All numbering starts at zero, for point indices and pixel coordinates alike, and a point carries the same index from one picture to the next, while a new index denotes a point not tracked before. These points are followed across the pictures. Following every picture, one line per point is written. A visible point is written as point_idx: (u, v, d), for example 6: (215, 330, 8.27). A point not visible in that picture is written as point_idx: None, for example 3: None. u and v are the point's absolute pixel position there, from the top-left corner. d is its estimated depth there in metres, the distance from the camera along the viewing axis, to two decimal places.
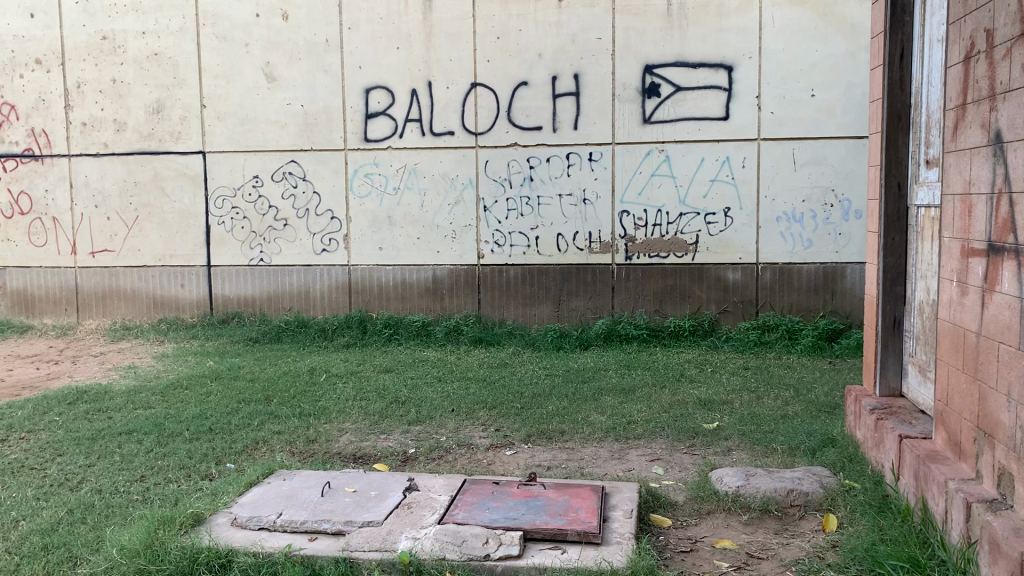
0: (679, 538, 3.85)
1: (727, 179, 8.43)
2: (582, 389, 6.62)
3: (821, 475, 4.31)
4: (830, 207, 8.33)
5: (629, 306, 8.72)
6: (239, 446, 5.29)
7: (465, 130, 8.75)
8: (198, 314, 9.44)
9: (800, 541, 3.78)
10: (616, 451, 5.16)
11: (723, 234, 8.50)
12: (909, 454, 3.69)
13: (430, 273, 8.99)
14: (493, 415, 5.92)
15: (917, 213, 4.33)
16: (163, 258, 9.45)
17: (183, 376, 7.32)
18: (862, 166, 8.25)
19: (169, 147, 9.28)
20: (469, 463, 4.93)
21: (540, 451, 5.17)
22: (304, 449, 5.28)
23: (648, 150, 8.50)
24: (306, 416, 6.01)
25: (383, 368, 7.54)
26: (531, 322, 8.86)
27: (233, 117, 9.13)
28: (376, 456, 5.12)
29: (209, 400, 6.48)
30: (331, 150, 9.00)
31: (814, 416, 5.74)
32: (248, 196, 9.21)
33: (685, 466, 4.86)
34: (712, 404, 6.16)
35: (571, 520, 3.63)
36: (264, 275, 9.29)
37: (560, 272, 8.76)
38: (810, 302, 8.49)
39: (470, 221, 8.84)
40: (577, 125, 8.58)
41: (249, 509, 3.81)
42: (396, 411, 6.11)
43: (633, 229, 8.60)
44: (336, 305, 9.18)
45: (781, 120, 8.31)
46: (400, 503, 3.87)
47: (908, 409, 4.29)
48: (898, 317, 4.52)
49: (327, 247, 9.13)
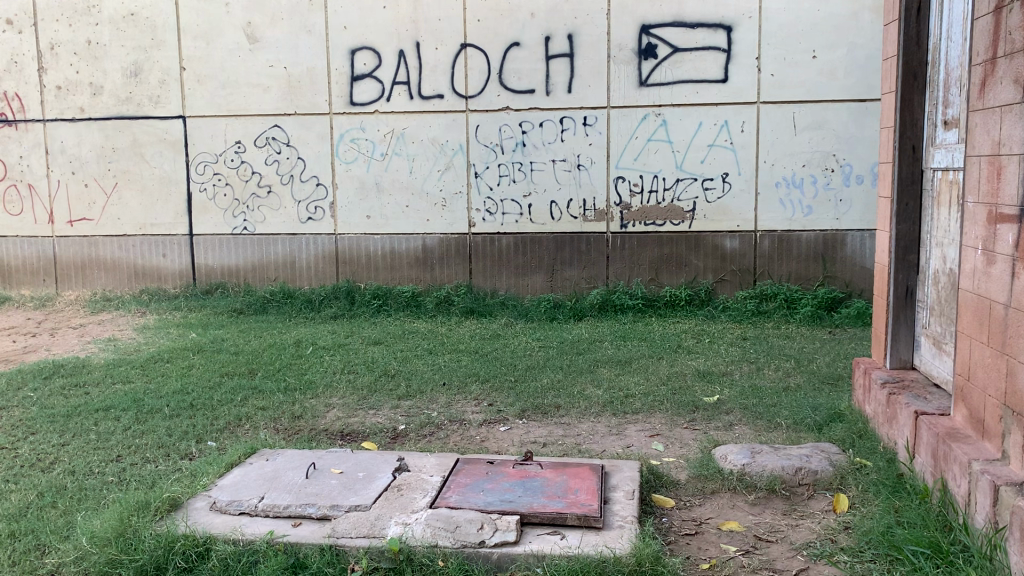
0: (683, 520, 3.66)
1: (725, 143, 8.18)
2: (577, 361, 6.42)
3: (830, 452, 4.12)
4: (830, 172, 8.10)
5: (624, 276, 8.49)
6: (220, 423, 5.07)
7: (455, 93, 8.46)
8: (181, 285, 9.17)
9: (811, 523, 3.60)
10: (613, 426, 4.96)
11: (720, 200, 8.27)
12: (926, 432, 3.50)
13: (419, 242, 8.74)
14: (486, 389, 5.71)
15: (933, 176, 4.11)
16: (144, 227, 9.16)
17: (164, 349, 7.07)
18: (864, 130, 8.01)
19: (148, 111, 8.95)
20: (461, 441, 4.72)
21: (535, 427, 4.97)
22: (290, 426, 5.06)
23: (644, 113, 8.23)
24: (291, 390, 5.79)
25: (371, 340, 7.32)
26: (523, 293, 8.64)
27: (213, 80, 8.80)
28: (364, 433, 4.91)
29: (191, 374, 6.25)
30: (316, 114, 8.70)
31: (817, 389, 5.56)
32: (231, 162, 8.90)
33: (686, 442, 4.67)
34: (711, 376, 5.97)
35: (570, 503, 3.42)
36: (248, 245, 9.02)
37: (553, 240, 8.52)
38: (808, 270, 8.28)
39: (461, 187, 8.57)
40: (570, 88, 8.30)
41: (228, 493, 3.60)
42: (385, 384, 5.91)
43: (628, 196, 8.36)
44: (323, 275, 8.93)
45: (781, 82, 8.05)
46: (389, 485, 3.66)
47: (921, 383, 4.10)
48: (911, 286, 4.32)
49: (313, 215, 8.86)
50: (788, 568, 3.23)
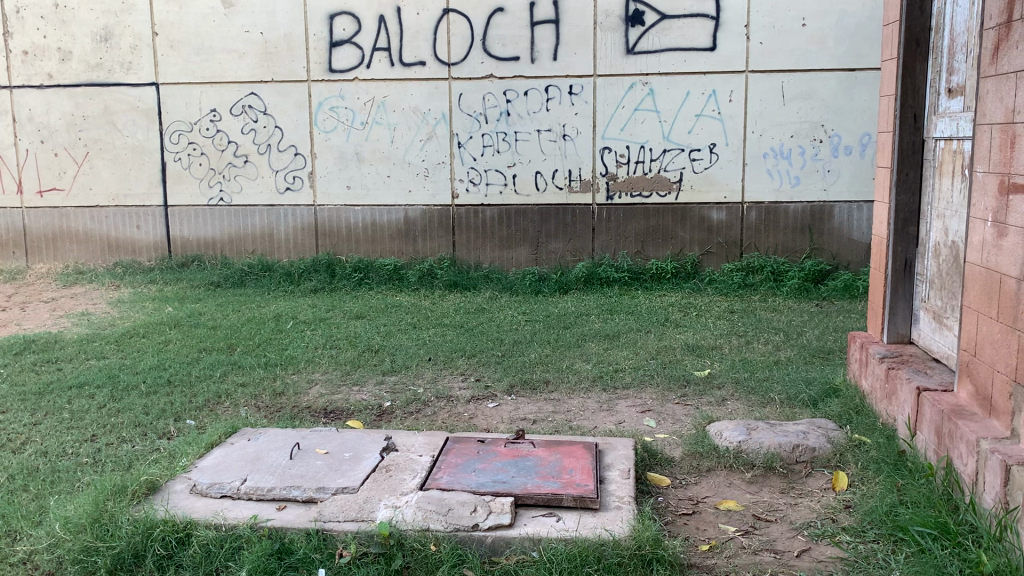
0: (680, 500, 3.56)
1: (713, 113, 8.04)
2: (564, 335, 6.31)
3: (827, 428, 4.04)
4: (818, 143, 7.99)
5: (610, 249, 8.37)
6: (199, 401, 4.91)
7: (438, 60, 8.25)
8: (156, 258, 8.94)
9: (810, 502, 3.52)
10: (603, 402, 4.86)
11: (707, 171, 8.14)
12: (930, 408, 3.41)
13: (401, 214, 8.56)
14: (473, 364, 5.59)
15: (935, 146, 4.00)
16: (117, 198, 8.90)
17: (140, 324, 6.87)
18: (854, 100, 7.89)
19: (119, 78, 8.66)
20: (449, 418, 4.60)
21: (525, 403, 4.85)
22: (271, 404, 4.91)
23: (631, 82, 8.06)
24: (272, 366, 5.64)
25: (353, 314, 7.16)
26: (508, 266, 8.50)
27: (187, 46, 8.52)
28: (349, 410, 4.77)
29: (168, 350, 6.06)
30: (294, 82, 8.45)
31: (808, 363, 5.49)
32: (206, 131, 8.65)
33: (679, 417, 4.57)
34: (700, 349, 5.88)
35: (565, 483, 3.31)
36: (224, 216, 8.80)
37: (538, 212, 8.37)
38: (796, 243, 8.19)
39: (443, 157, 8.39)
40: (556, 55, 8.11)
41: (209, 475, 3.46)
42: (369, 359, 5.76)
43: (615, 167, 8.21)
44: (302, 248, 8.73)
45: (770, 51, 7.90)
46: (377, 466, 3.53)
47: (920, 358, 4.02)
48: (909, 259, 4.22)
49: (291, 186, 8.64)
50: (790, 548, 3.13)
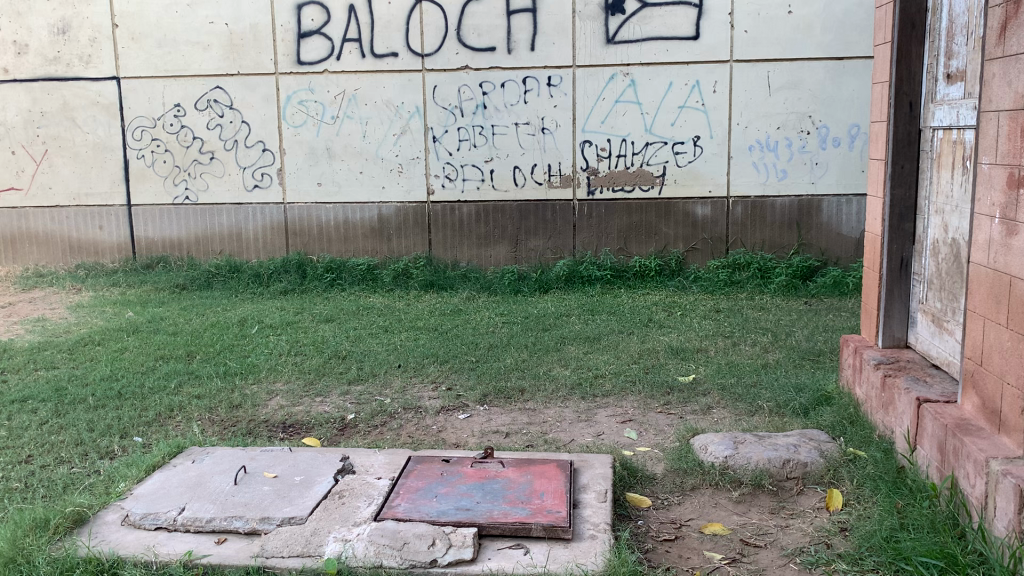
0: (661, 523, 3.27)
1: (697, 104, 7.75)
2: (542, 338, 6.01)
3: (819, 441, 3.75)
4: (806, 134, 7.72)
5: (591, 246, 8.07)
6: (149, 416, 4.58)
7: (411, 51, 7.92)
8: (120, 259, 8.59)
9: (802, 524, 3.24)
10: (582, 411, 4.56)
11: (692, 165, 7.86)
12: (931, 422, 3.13)
13: (375, 212, 8.23)
14: (444, 371, 5.29)
15: (933, 136, 3.72)
16: (78, 197, 8.53)
17: (96, 330, 6.53)
18: (842, 90, 7.62)
19: (78, 72, 8.29)
20: (416, 432, 4.29)
21: (498, 414, 4.55)
22: (227, 417, 4.60)
23: (612, 73, 7.76)
24: (231, 375, 5.32)
25: (323, 317, 6.83)
26: (486, 265, 8.19)
27: (149, 38, 8.16)
28: (309, 424, 4.46)
29: (123, 358, 5.73)
30: (261, 74, 8.11)
31: (797, 366, 5.21)
32: (170, 126, 8.30)
33: (661, 429, 4.27)
34: (685, 353, 5.59)
35: (535, 510, 3.01)
36: (191, 215, 8.45)
37: (516, 208, 8.06)
38: (783, 238, 7.92)
39: (418, 153, 8.07)
40: (533, 45, 7.80)
41: (144, 504, 3.14)
42: (335, 367, 5.45)
43: (595, 161, 7.91)
44: (272, 248, 8.40)
45: (755, 39, 7.61)
46: (329, 492, 3.22)
47: (918, 364, 3.74)
48: (905, 257, 3.94)
49: (259, 183, 8.30)
50: None
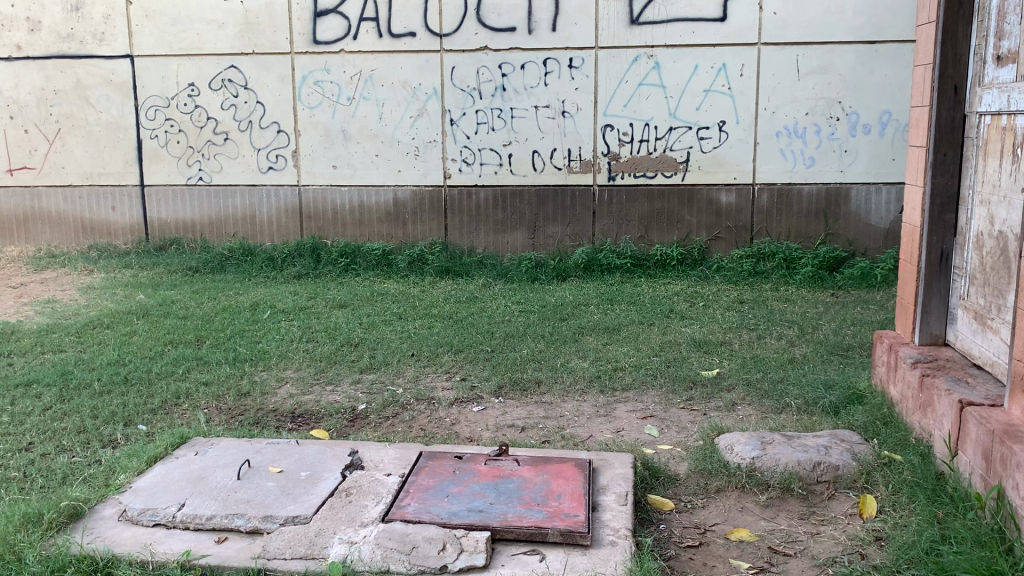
0: (684, 528, 3.10)
1: (723, 89, 7.52)
2: (560, 328, 5.84)
3: (851, 442, 3.57)
4: (835, 121, 7.47)
5: (611, 233, 7.87)
6: (155, 403, 4.45)
7: (429, 31, 7.73)
8: (132, 240, 8.48)
9: (834, 531, 3.06)
10: (601, 406, 4.38)
11: (716, 151, 7.64)
12: (976, 427, 2.94)
13: (390, 195, 8.07)
14: (459, 361, 5.13)
15: (979, 122, 3.50)
16: (90, 177, 8.41)
17: (106, 312, 6.42)
18: (874, 75, 7.36)
19: (92, 50, 8.16)
20: (429, 426, 4.14)
21: (514, 407, 4.39)
22: (235, 406, 4.46)
23: (635, 55, 7.54)
24: (239, 362, 5.19)
25: (336, 303, 6.69)
26: (503, 251, 8.01)
27: (163, 16, 8.00)
28: (318, 415, 4.32)
29: (131, 342, 5.61)
30: (276, 54, 7.95)
31: (825, 362, 5.00)
32: (184, 106, 8.16)
33: (684, 426, 4.10)
34: (707, 345, 5.40)
35: (552, 513, 2.84)
36: (204, 197, 8.32)
37: (535, 194, 7.87)
38: (809, 228, 7.69)
39: (435, 135, 7.89)
40: (554, 26, 7.59)
41: (143, 499, 3.01)
42: (347, 354, 5.31)
43: (617, 146, 7.70)
44: (286, 231, 8.26)
45: (784, 22, 7.36)
46: (335, 490, 3.07)
47: (958, 364, 3.54)
48: (946, 250, 3.73)
49: (273, 165, 8.15)
50: None
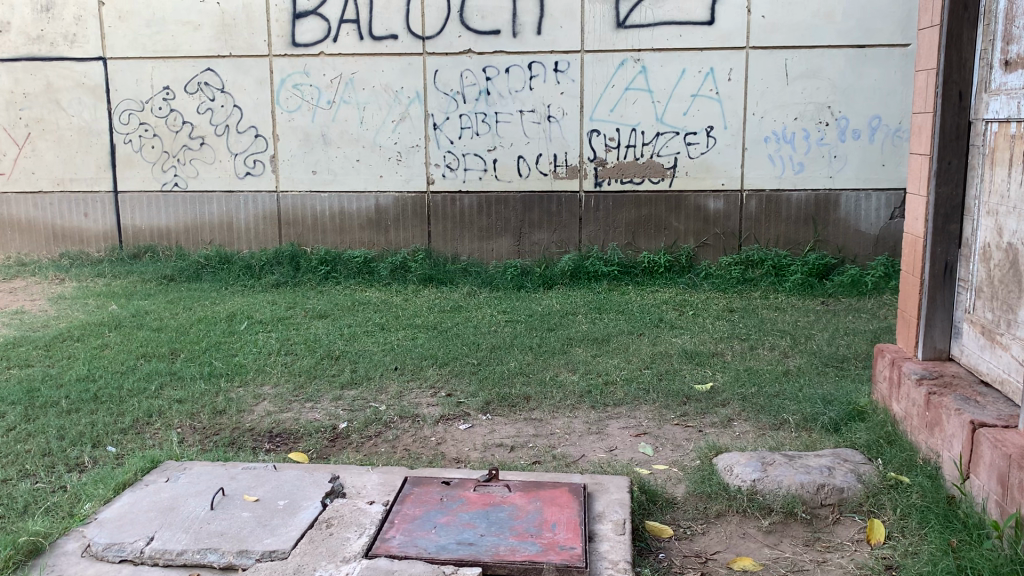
0: (684, 557, 2.94)
1: (711, 93, 7.40)
2: (547, 339, 5.67)
3: (854, 463, 3.42)
4: (824, 126, 7.36)
5: (598, 240, 7.72)
6: (125, 422, 4.24)
7: (411, 34, 7.55)
8: (106, 248, 8.24)
9: (843, 559, 2.91)
10: (592, 423, 4.22)
11: (704, 156, 7.51)
12: (991, 450, 2.81)
13: (372, 201, 7.88)
14: (444, 375, 4.95)
15: (985, 130, 3.37)
16: (62, 182, 8.16)
17: (77, 324, 6.18)
18: (863, 79, 7.26)
19: (63, 52, 7.91)
20: (413, 446, 3.96)
21: (502, 425, 4.21)
22: (210, 425, 4.26)
23: (622, 58, 7.40)
24: (215, 377, 4.98)
25: (316, 313, 6.50)
26: (488, 258, 7.84)
27: (137, 17, 7.77)
28: (297, 434, 4.13)
29: (102, 356, 5.38)
30: (254, 57, 7.74)
31: (821, 374, 4.87)
32: (159, 110, 7.93)
33: (679, 444, 3.94)
34: (699, 357, 5.25)
35: (547, 546, 2.68)
36: (180, 203, 8.09)
37: (520, 200, 7.71)
38: (798, 234, 7.57)
39: (418, 140, 7.71)
40: (539, 29, 7.44)
41: (108, 532, 2.81)
42: (328, 369, 5.11)
43: (603, 151, 7.56)
44: (264, 238, 8.05)
45: (773, 26, 7.25)
46: (315, 520, 2.89)
47: (965, 381, 3.41)
48: (950, 262, 3.60)
49: (251, 170, 7.94)
50: None
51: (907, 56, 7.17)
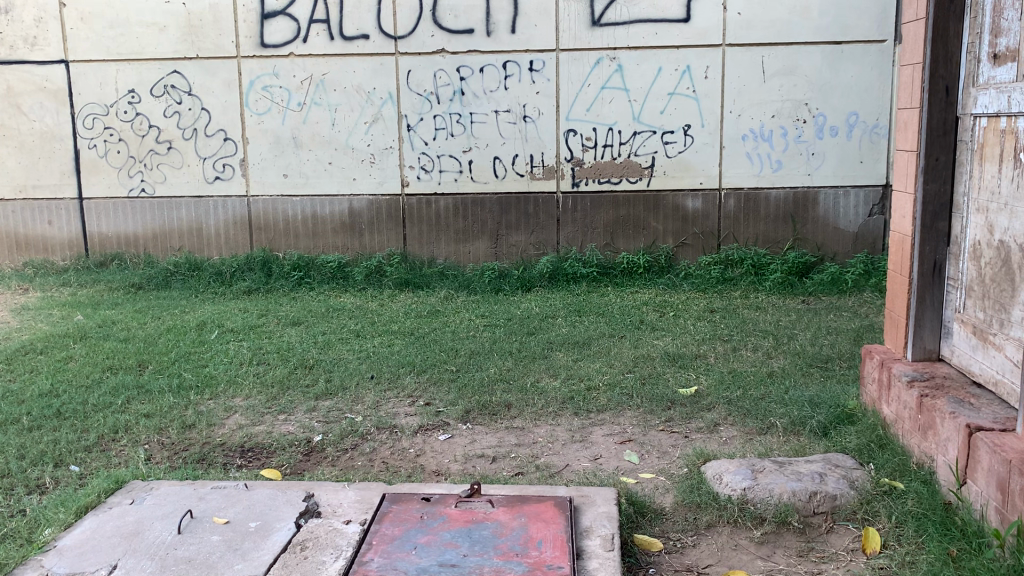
0: (675, 572, 2.84)
1: (688, 91, 7.32)
2: (526, 344, 5.55)
3: (846, 468, 3.33)
4: (802, 123, 7.31)
5: (576, 241, 7.61)
6: (90, 439, 4.07)
7: (383, 34, 7.40)
8: (71, 256, 8.00)
9: (839, 571, 2.81)
10: (575, 430, 4.10)
11: (682, 155, 7.42)
12: (989, 455, 2.72)
13: (345, 204, 7.71)
14: (422, 383, 4.81)
15: (974, 125, 3.29)
16: (24, 189, 7.92)
17: (40, 336, 5.97)
18: (841, 76, 7.21)
19: (23, 55, 7.68)
20: (391, 459, 3.82)
21: (483, 434, 4.08)
22: (178, 441, 4.09)
23: (597, 57, 7.30)
24: (184, 390, 4.81)
25: (289, 321, 6.33)
26: (464, 261, 7.70)
27: (100, 19, 7.55)
28: (271, 449, 3.98)
29: (67, 369, 5.19)
30: (222, 58, 7.56)
31: (806, 375, 4.79)
32: (124, 114, 7.72)
33: (665, 450, 3.84)
34: (682, 359, 5.15)
35: (533, 566, 2.56)
36: (147, 209, 7.89)
37: (497, 202, 7.59)
38: (778, 233, 7.50)
39: (391, 142, 7.56)
40: (514, 28, 7.32)
41: (68, 561, 2.66)
42: (301, 379, 4.96)
43: (580, 151, 7.45)
44: (235, 243, 7.86)
45: (749, 23, 7.18)
46: (288, 543, 2.75)
47: (957, 382, 3.33)
48: (939, 260, 3.53)
49: (220, 174, 7.75)
50: None
51: (883, 53, 7.14)
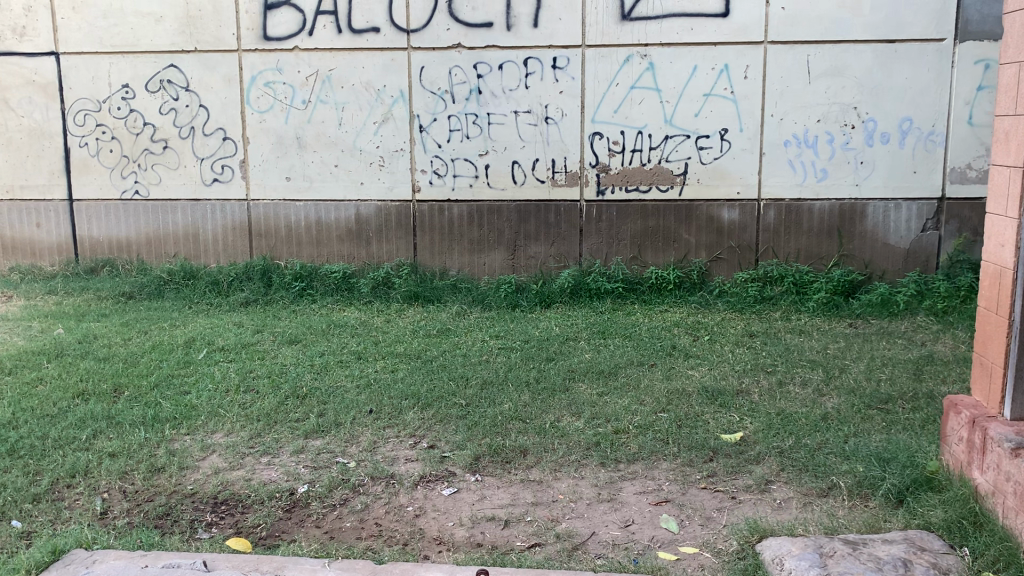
0: None
1: (725, 92, 6.71)
2: (545, 372, 4.96)
3: (934, 554, 2.72)
4: (850, 129, 6.68)
5: (600, 254, 7.03)
6: (42, 485, 3.53)
7: (395, 27, 6.85)
8: (60, 261, 7.50)
9: None
10: (602, 487, 3.51)
11: (717, 162, 6.81)
12: None
13: (352, 210, 7.16)
14: (427, 421, 4.22)
15: None
16: (12, 190, 7.44)
17: (13, 353, 5.44)
18: (894, 77, 6.57)
19: (12, 46, 7.19)
20: (386, 521, 3.24)
21: (494, 490, 3.50)
22: (143, 489, 3.53)
23: (627, 55, 6.71)
24: (159, 422, 4.26)
25: (285, 339, 5.77)
26: (479, 274, 7.13)
27: (92, 8, 7.05)
28: (248, 502, 3.42)
29: (34, 394, 4.66)
30: (221, 51, 7.03)
31: (865, 419, 4.17)
32: (117, 111, 7.21)
33: (710, 516, 3.25)
34: (722, 396, 4.54)
35: None
36: (141, 212, 7.37)
37: (515, 210, 7.01)
38: (820, 248, 6.88)
39: (402, 144, 7.01)
40: (536, 22, 6.74)
41: None
42: (292, 411, 4.40)
43: (607, 156, 6.87)
44: (233, 251, 7.33)
45: (794, 18, 6.56)
46: None
47: None
48: None
49: (219, 176, 7.23)
50: None
51: (941, 52, 6.49)
